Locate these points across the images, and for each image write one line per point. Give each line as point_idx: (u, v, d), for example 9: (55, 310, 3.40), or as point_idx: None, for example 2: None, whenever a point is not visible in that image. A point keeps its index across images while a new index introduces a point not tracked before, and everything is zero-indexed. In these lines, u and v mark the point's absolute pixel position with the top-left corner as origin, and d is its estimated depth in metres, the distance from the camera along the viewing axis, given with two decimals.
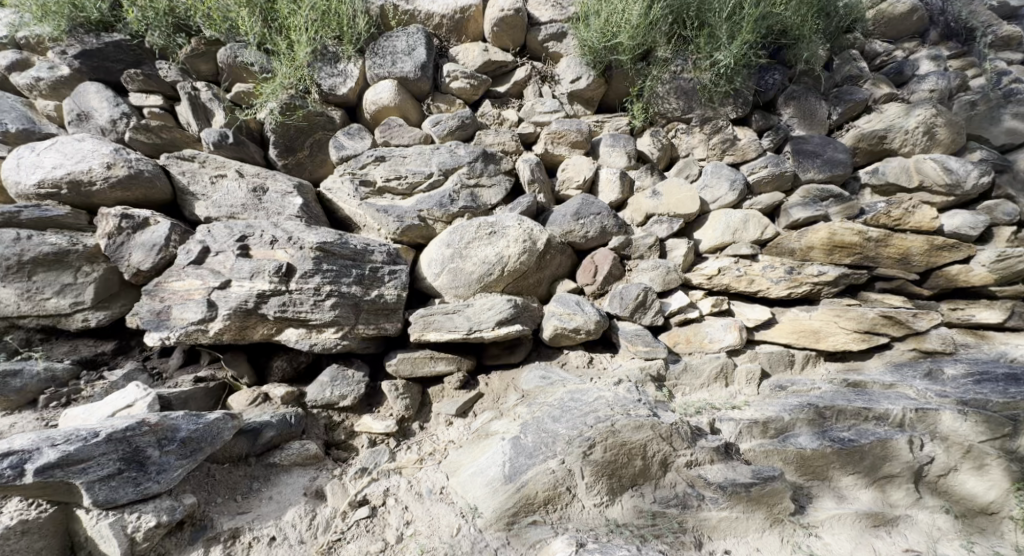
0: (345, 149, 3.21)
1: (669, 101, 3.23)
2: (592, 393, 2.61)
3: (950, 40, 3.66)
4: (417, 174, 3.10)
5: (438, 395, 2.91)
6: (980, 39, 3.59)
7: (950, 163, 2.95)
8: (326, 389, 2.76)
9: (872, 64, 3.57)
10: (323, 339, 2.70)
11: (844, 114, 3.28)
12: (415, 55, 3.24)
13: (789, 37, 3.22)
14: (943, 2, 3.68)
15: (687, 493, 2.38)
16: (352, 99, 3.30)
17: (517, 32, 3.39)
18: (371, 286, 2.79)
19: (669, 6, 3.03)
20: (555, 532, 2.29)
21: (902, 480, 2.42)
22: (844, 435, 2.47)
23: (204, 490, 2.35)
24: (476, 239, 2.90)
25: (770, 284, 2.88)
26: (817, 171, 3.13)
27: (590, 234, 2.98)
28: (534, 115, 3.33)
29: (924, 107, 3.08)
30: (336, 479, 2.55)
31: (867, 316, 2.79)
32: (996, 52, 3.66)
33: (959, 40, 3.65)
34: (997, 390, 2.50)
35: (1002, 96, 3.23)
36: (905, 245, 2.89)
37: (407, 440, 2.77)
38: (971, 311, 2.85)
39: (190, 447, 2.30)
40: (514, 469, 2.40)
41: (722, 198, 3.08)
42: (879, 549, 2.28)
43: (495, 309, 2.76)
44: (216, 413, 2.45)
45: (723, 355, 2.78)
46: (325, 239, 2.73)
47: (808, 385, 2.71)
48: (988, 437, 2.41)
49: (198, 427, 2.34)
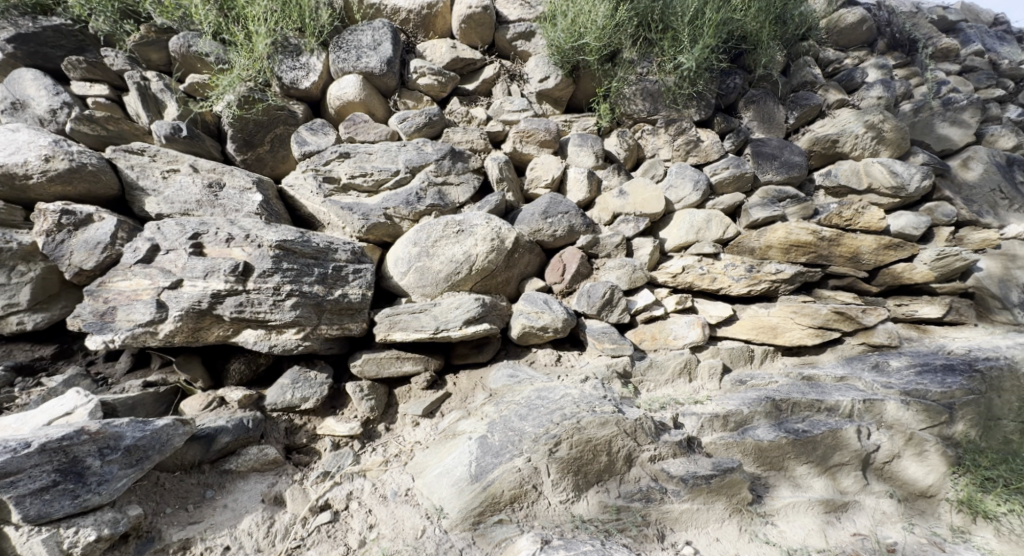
0: (308, 145, 3.12)
1: (635, 102, 3.28)
2: (559, 391, 2.64)
3: (895, 50, 3.87)
4: (383, 171, 3.04)
5: (405, 395, 2.88)
6: (922, 51, 3.84)
7: (896, 167, 3.14)
8: (287, 392, 2.69)
9: (826, 71, 3.74)
10: (284, 339, 2.62)
11: (799, 118, 3.43)
12: (381, 50, 3.17)
13: (748, 43, 3.33)
14: (889, 14, 3.91)
15: (651, 486, 2.43)
16: (315, 93, 3.22)
17: (485, 30, 3.39)
18: (334, 286, 2.73)
19: (634, 9, 3.10)
20: (520, 530, 2.30)
21: (851, 468, 2.56)
22: (799, 426, 2.58)
23: (152, 500, 2.24)
24: (444, 238, 2.87)
25: (731, 282, 2.97)
26: (775, 173, 3.26)
27: (558, 233, 3.01)
28: (502, 113, 3.33)
29: (872, 113, 3.26)
30: (297, 484, 2.48)
31: (820, 312, 2.91)
32: (937, 63, 3.91)
33: (903, 50, 3.88)
34: (937, 380, 2.66)
35: (941, 105, 3.47)
36: (855, 244, 3.03)
37: (372, 442, 2.71)
38: (914, 307, 3.03)
39: (135, 456, 2.18)
40: (480, 469, 2.39)
41: (686, 198, 3.16)
42: (830, 535, 2.39)
43: (462, 309, 2.74)
44: (165, 418, 2.33)
45: (686, 351, 2.85)
46: (285, 237, 2.64)
47: (766, 379, 2.81)
48: (926, 425, 2.58)
49: (144, 435, 2.22)
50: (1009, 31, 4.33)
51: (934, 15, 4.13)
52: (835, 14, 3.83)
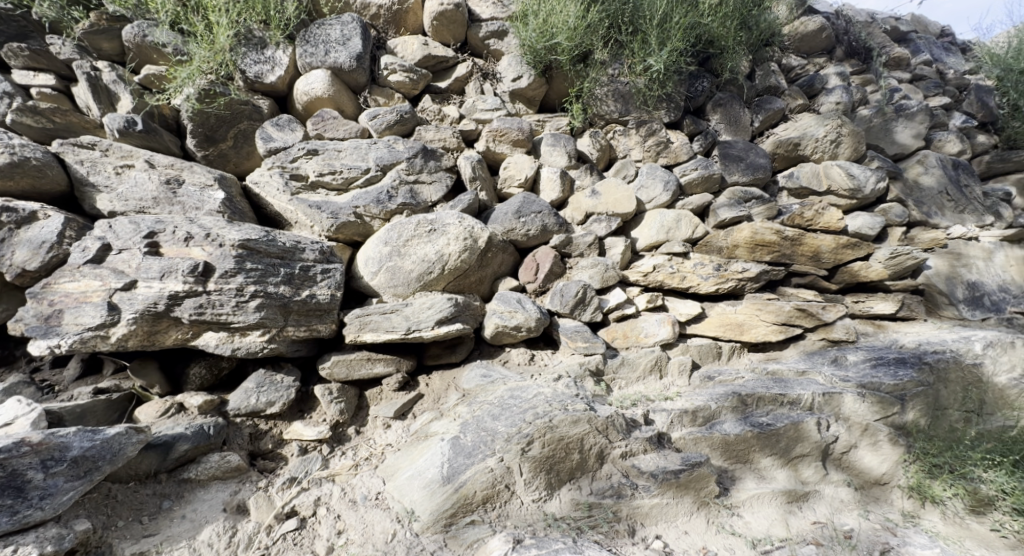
0: (273, 141, 3.04)
1: (606, 103, 3.33)
2: (532, 390, 2.65)
3: (853, 57, 4.05)
4: (352, 168, 2.99)
5: (376, 397, 2.83)
6: (876, 59, 4.03)
7: (853, 170, 3.29)
8: (252, 396, 2.61)
9: (789, 77, 3.88)
10: (247, 342, 2.53)
11: (763, 122, 3.55)
12: (350, 45, 3.11)
13: (716, 47, 3.41)
14: (846, 24, 4.08)
15: (622, 482, 2.46)
16: (281, 88, 3.14)
17: (458, 28, 3.37)
18: (301, 286, 2.65)
19: (605, 10, 3.14)
20: (493, 530, 2.29)
21: (811, 458, 2.66)
22: (763, 420, 2.67)
23: (102, 513, 2.13)
24: (415, 237, 2.84)
25: (700, 280, 3.04)
26: (741, 174, 3.36)
27: (531, 232, 3.01)
28: (475, 112, 3.32)
29: (831, 118, 3.41)
30: (261, 491, 2.40)
31: (784, 309, 3.02)
32: (890, 71, 4.11)
33: (860, 58, 4.06)
34: (890, 373, 2.79)
35: (895, 110, 3.64)
36: (815, 243, 3.16)
37: (342, 446, 2.66)
38: (870, 303, 3.18)
39: (83, 467, 2.07)
40: (452, 470, 2.37)
41: (657, 198, 3.22)
42: (793, 523, 2.48)
43: (435, 309, 2.71)
44: (118, 427, 2.22)
45: (657, 349, 2.91)
46: (249, 236, 2.55)
47: (733, 374, 2.89)
48: (880, 416, 2.71)
49: (93, 445, 2.10)
50: (954, 42, 4.59)
51: (886, 26, 4.36)
52: (797, 21, 3.97)
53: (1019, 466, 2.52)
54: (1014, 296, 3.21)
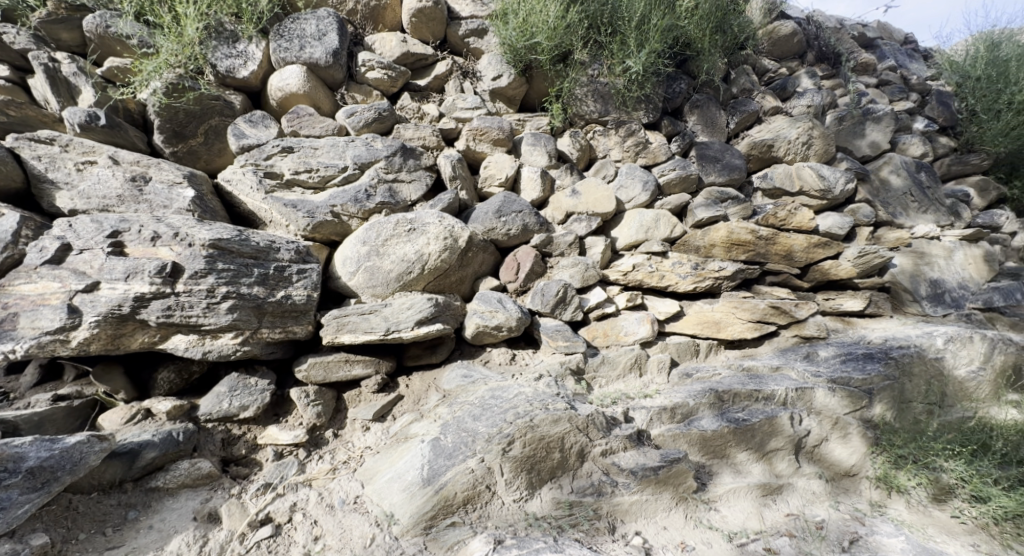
0: (246, 138, 2.96)
1: (586, 103, 3.36)
2: (512, 390, 2.65)
3: (823, 62, 4.17)
4: (329, 167, 2.94)
5: (355, 399, 2.78)
6: (845, 64, 4.16)
7: (823, 171, 3.39)
8: (224, 400, 2.54)
9: (763, 79, 3.97)
10: (219, 345, 2.46)
11: (738, 124, 3.63)
12: (326, 41, 3.06)
13: (693, 49, 3.47)
14: (817, 29, 4.21)
15: (603, 480, 2.48)
16: (255, 84, 3.07)
17: (437, 25, 3.35)
18: (276, 287, 2.58)
19: (584, 11, 3.16)
20: (473, 531, 2.28)
21: (785, 452, 2.73)
22: (739, 415, 2.72)
23: (62, 526, 2.05)
24: (394, 236, 2.80)
25: (678, 279, 3.10)
26: (717, 175, 3.43)
27: (511, 232, 3.01)
28: (455, 111, 3.30)
29: (803, 120, 3.51)
30: (234, 498, 2.33)
31: (758, 307, 3.10)
32: (858, 76, 4.25)
33: (830, 62, 4.19)
34: (859, 368, 2.89)
35: (863, 113, 3.77)
36: (789, 243, 3.25)
37: (319, 449, 2.61)
38: (840, 301, 3.28)
39: (40, 478, 1.98)
40: (432, 472, 2.35)
41: (636, 198, 3.26)
42: (767, 516, 2.54)
43: (415, 309, 2.69)
44: (79, 435, 2.14)
45: (637, 347, 2.94)
46: (220, 236, 2.48)
47: (710, 371, 2.95)
48: (850, 409, 2.80)
49: (51, 455, 2.03)
50: (916, 49, 4.78)
51: (854, 32, 4.51)
52: (771, 25, 4.06)
53: (978, 455, 2.62)
54: (972, 293, 3.36)
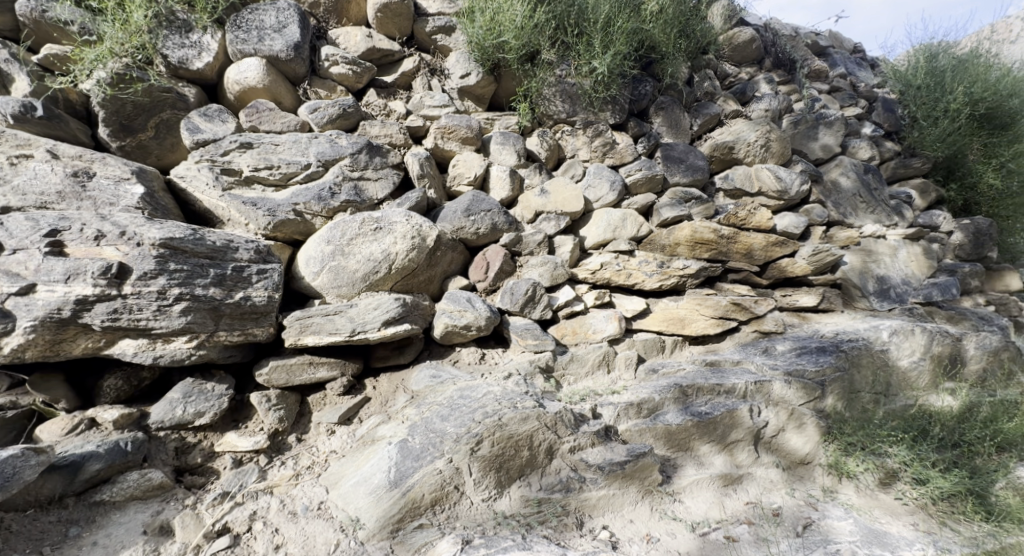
0: (201, 132, 2.84)
1: (554, 103, 3.38)
2: (481, 389, 2.64)
3: (779, 68, 4.34)
4: (291, 164, 2.85)
5: (320, 403, 2.71)
6: (799, 70, 4.35)
7: (780, 173, 3.54)
8: (177, 407, 2.41)
9: (724, 84, 4.10)
10: (172, 349, 2.36)
11: (701, 126, 3.74)
12: (287, 33, 2.97)
13: (657, 52, 3.55)
14: (773, 37, 4.38)
15: (571, 476, 2.51)
16: (211, 76, 2.94)
17: (404, 21, 3.30)
18: (234, 288, 2.47)
19: (551, 11, 3.18)
20: (441, 532, 2.26)
21: (745, 443, 2.83)
22: (702, 409, 2.80)
23: None
24: (360, 235, 2.74)
25: (644, 278, 3.16)
26: (682, 176, 3.51)
27: (480, 231, 3.00)
28: (422, 108, 3.27)
29: (761, 124, 3.65)
30: (188, 510, 2.24)
31: (720, 304, 3.20)
32: (811, 82, 4.46)
33: (786, 69, 4.36)
34: (813, 360, 3.04)
35: (816, 118, 3.94)
36: (749, 241, 3.36)
37: (281, 455, 2.52)
38: (796, 297, 3.43)
39: None
40: (399, 474, 2.32)
41: (603, 197, 3.30)
42: (728, 505, 2.63)
43: (382, 309, 2.64)
44: (12, 448, 1.99)
45: (604, 345, 2.99)
46: (172, 235, 2.36)
47: (675, 366, 3.02)
48: (804, 400, 2.93)
49: None
50: (864, 59, 5.03)
51: (808, 40, 4.72)
52: (731, 31, 4.19)
53: (919, 441, 2.81)
54: (914, 288, 3.58)
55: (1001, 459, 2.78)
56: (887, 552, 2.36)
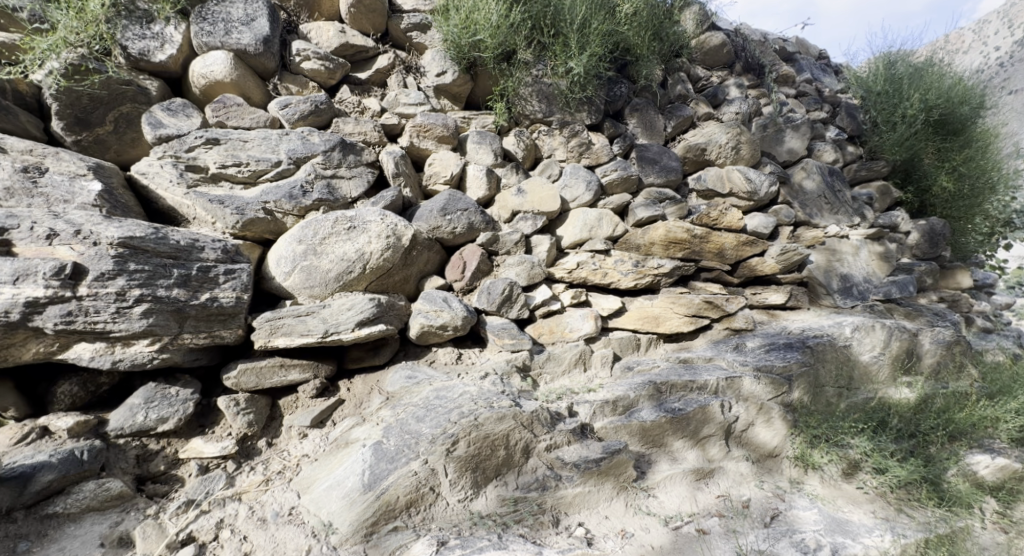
0: (164, 127, 2.72)
1: (530, 102, 3.39)
2: (457, 390, 2.62)
3: (750, 72, 4.42)
4: (261, 161, 2.77)
5: (291, 406, 2.64)
6: (769, 75, 4.43)
7: (750, 175, 3.64)
8: (139, 413, 2.31)
9: (696, 86, 4.17)
10: (132, 353, 2.26)
11: (674, 128, 3.81)
12: (255, 27, 2.90)
13: (632, 55, 3.60)
14: (744, 42, 4.48)
15: (547, 475, 2.53)
16: (174, 69, 2.84)
17: (378, 17, 3.26)
18: (199, 289, 2.39)
19: (527, 11, 3.18)
20: (417, 535, 2.24)
21: (716, 438, 2.90)
22: (675, 405, 2.86)
23: None
24: (334, 235, 2.69)
25: (620, 277, 3.20)
26: (656, 176, 3.56)
27: (457, 231, 2.98)
28: (398, 106, 3.23)
29: (732, 127, 3.74)
30: (150, 519, 2.15)
31: (693, 302, 3.27)
32: (780, 86, 4.58)
33: (756, 73, 4.47)
34: (780, 356, 3.14)
35: (783, 121, 4.06)
36: (720, 241, 3.44)
37: (250, 461, 2.45)
38: (765, 295, 3.53)
39: None
40: (373, 477, 2.28)
41: (580, 197, 3.32)
42: (700, 499, 2.68)
43: (356, 309, 2.59)
44: None
45: (581, 343, 3.01)
46: (132, 234, 2.26)
47: (650, 364, 3.08)
48: (773, 395, 3.02)
49: None
50: (829, 65, 5.21)
51: (777, 45, 4.85)
52: (703, 35, 4.26)
53: (878, 432, 2.93)
54: (875, 286, 3.74)
55: (953, 447, 2.93)
56: (848, 539, 2.46)
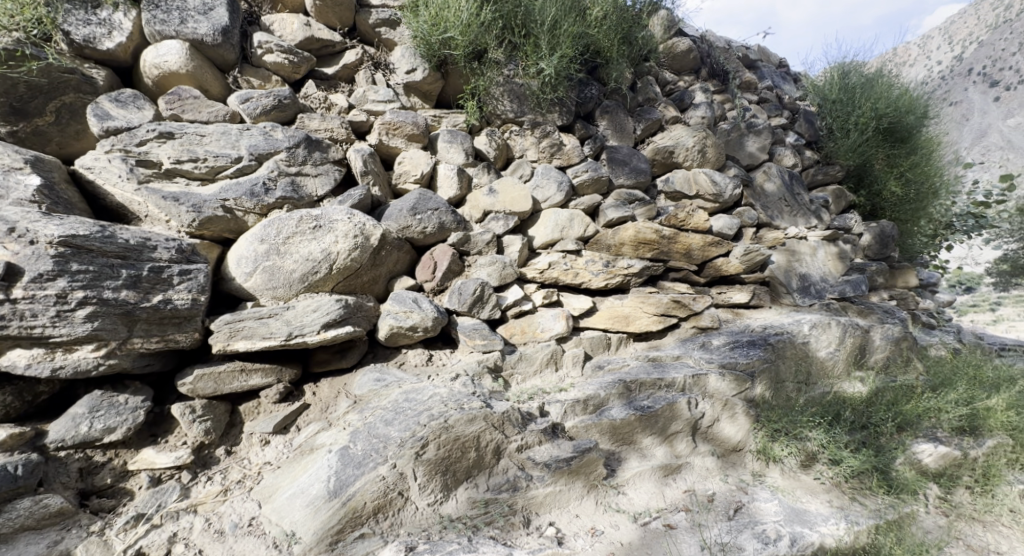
0: (112, 119, 2.57)
1: (502, 102, 3.37)
2: (427, 391, 2.57)
3: (714, 78, 4.57)
4: (219, 156, 2.65)
5: (253, 412, 2.53)
6: (732, 81, 4.59)
7: (715, 177, 3.75)
8: (83, 423, 2.16)
9: (664, 90, 4.26)
10: (75, 359, 2.12)
11: (643, 130, 3.87)
12: (213, 17, 2.78)
13: (602, 58, 3.63)
14: (708, 48, 4.60)
15: (518, 475, 2.52)
16: (123, 58, 2.70)
17: (345, 12, 3.18)
18: (151, 291, 2.25)
19: (497, 11, 3.17)
20: (384, 541, 2.19)
21: (684, 434, 2.96)
22: (644, 403, 2.90)
23: None
24: (298, 234, 2.59)
25: (591, 277, 3.23)
26: (625, 178, 3.61)
27: (427, 230, 2.93)
28: (366, 103, 3.15)
29: (697, 131, 3.83)
30: (93, 537, 2.03)
31: (662, 301, 3.33)
32: (743, 92, 4.72)
33: (720, 79, 4.60)
34: (743, 353, 3.24)
35: (745, 126, 4.19)
36: (688, 242, 3.52)
37: (208, 470, 2.34)
38: (730, 294, 3.64)
39: None
40: (339, 483, 2.21)
41: (551, 197, 3.33)
42: (668, 494, 2.73)
43: (322, 311, 2.51)
44: None
45: (552, 343, 3.01)
46: (75, 232, 2.10)
47: (620, 362, 3.11)
48: (737, 391, 3.11)
49: None
50: (788, 73, 5.40)
51: (740, 52, 5.00)
52: (671, 40, 4.35)
53: (833, 424, 3.06)
54: (831, 285, 3.91)
55: (901, 437, 3.08)
56: (806, 528, 2.55)
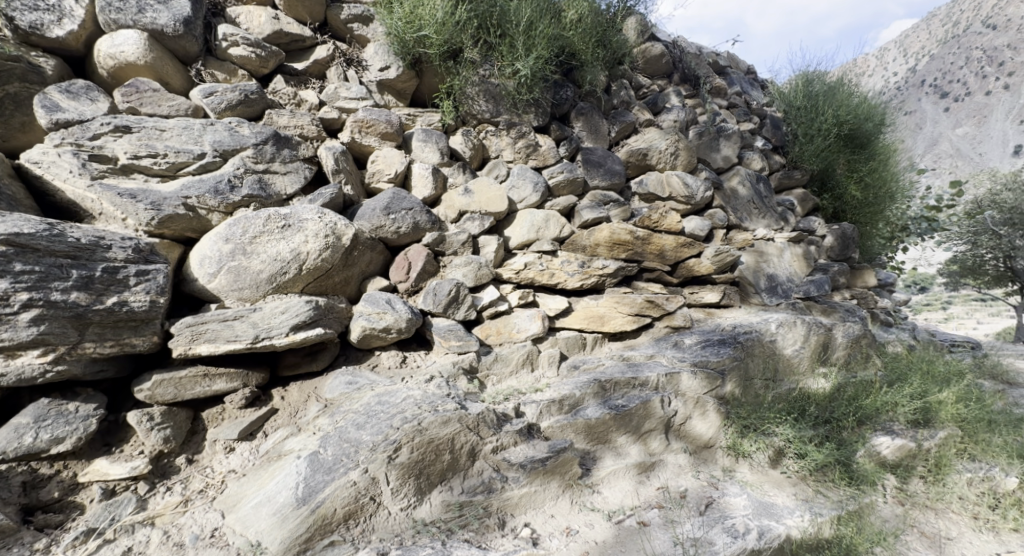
0: (61, 111, 2.43)
1: (477, 102, 3.34)
2: (400, 394, 2.51)
3: (686, 82, 4.65)
4: (181, 152, 2.53)
5: (217, 418, 2.43)
6: (703, 86, 4.66)
7: (687, 180, 3.83)
8: (27, 434, 2.02)
9: (638, 93, 4.31)
10: (19, 366, 1.98)
11: (618, 133, 3.91)
12: (174, 6, 2.66)
13: (577, 60, 3.65)
14: (681, 53, 4.65)
15: (493, 477, 2.50)
16: (75, 47, 2.56)
17: (316, 6, 3.09)
18: (104, 292, 2.13)
19: (472, 10, 3.14)
20: (356, 548, 2.13)
21: (657, 432, 3.00)
22: (619, 402, 2.92)
23: None
24: (266, 233, 2.50)
25: (566, 277, 3.24)
26: (601, 179, 3.64)
27: (401, 230, 2.87)
28: (338, 100, 3.08)
29: (670, 134, 3.90)
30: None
31: (635, 301, 3.36)
32: (714, 97, 4.82)
33: (692, 84, 4.68)
34: (714, 351, 3.31)
35: (716, 130, 4.28)
36: (661, 242, 3.57)
37: (167, 481, 2.22)
38: (701, 294, 3.72)
39: None
40: (308, 490, 2.14)
41: (527, 198, 3.32)
42: (642, 492, 2.76)
43: (291, 313, 2.43)
44: None
45: (528, 344, 3.01)
46: (19, 230, 1.97)
47: (595, 362, 3.13)
48: (707, 389, 3.17)
49: None
50: (756, 80, 5.55)
51: (711, 58, 5.10)
52: (645, 44, 4.41)
53: (798, 419, 3.16)
54: (796, 285, 4.04)
55: (862, 431, 3.20)
56: (773, 521, 2.62)
